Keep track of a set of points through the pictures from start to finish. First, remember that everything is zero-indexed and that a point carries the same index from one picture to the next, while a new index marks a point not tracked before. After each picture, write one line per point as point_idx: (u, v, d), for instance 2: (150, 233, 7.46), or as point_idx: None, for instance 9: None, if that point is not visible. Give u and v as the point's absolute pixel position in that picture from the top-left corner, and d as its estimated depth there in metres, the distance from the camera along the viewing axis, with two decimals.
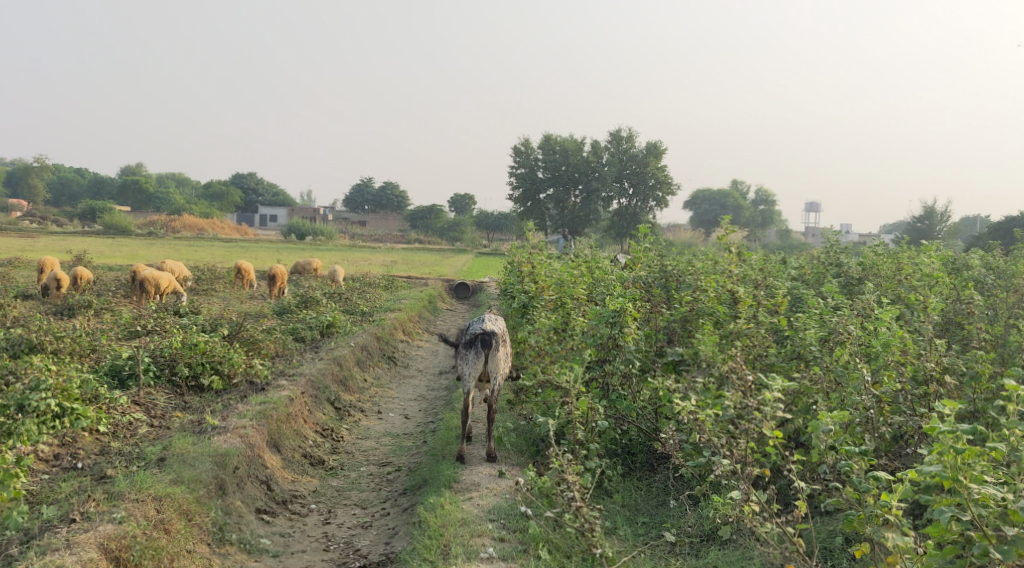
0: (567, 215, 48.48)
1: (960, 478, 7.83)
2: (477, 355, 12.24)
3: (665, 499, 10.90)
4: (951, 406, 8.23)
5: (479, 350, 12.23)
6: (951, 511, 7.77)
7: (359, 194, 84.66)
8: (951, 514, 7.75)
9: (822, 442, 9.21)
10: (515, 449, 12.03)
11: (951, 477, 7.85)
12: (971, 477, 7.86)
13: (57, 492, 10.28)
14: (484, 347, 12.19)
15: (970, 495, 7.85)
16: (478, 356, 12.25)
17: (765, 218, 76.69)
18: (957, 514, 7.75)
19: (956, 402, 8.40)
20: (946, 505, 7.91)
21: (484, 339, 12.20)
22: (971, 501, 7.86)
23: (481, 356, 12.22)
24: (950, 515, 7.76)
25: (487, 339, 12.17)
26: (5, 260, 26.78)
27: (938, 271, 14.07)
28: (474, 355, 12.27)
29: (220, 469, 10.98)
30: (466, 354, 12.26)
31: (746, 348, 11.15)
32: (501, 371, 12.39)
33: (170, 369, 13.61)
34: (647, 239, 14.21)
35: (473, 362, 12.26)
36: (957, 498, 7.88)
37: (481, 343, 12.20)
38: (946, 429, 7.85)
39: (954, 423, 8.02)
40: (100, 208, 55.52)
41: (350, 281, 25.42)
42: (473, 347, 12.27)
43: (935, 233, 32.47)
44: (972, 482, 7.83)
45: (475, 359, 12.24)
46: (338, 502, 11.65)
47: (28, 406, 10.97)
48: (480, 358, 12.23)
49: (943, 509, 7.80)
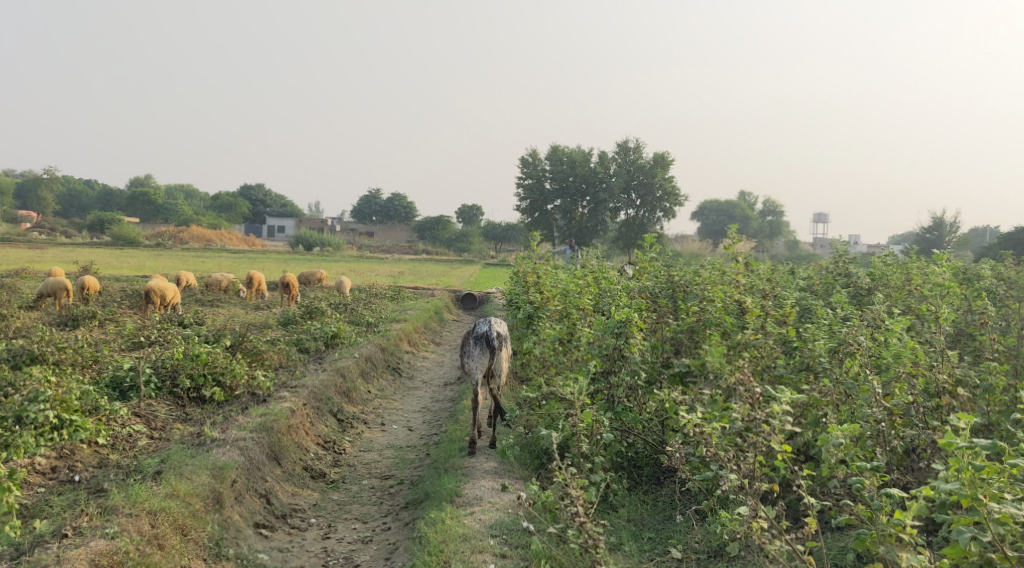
0: (575, 227, 48.20)
1: (978, 496, 7.58)
2: (483, 353, 12.97)
3: (672, 514, 10.68)
4: (966, 419, 8.02)
5: (483, 348, 12.98)
6: (971, 531, 7.54)
7: (365, 203, 85.02)
8: (971, 535, 7.52)
9: (832, 456, 9.07)
10: (518, 462, 11.79)
11: (969, 495, 7.60)
12: (990, 495, 7.61)
13: (51, 506, 10.08)
14: (489, 346, 12.95)
15: (989, 514, 7.59)
16: (483, 353, 13.00)
17: (774, 228, 76.46)
18: (977, 535, 7.52)
19: (972, 415, 8.10)
20: (965, 524, 7.64)
21: (491, 339, 12.95)
22: (990, 520, 7.60)
23: (487, 354, 12.97)
24: (969, 536, 7.50)
25: (493, 340, 12.93)
26: (13, 272, 26.63)
27: (950, 281, 13.90)
28: (480, 353, 13.01)
29: (217, 482, 10.79)
30: (470, 351, 12.98)
31: (754, 359, 11.01)
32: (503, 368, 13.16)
33: (172, 381, 13.44)
34: (654, 249, 14.04)
35: (481, 359, 12.99)
36: (976, 517, 7.63)
37: (486, 342, 12.95)
38: (964, 445, 7.61)
39: (973, 438, 7.77)
40: (109, 219, 55.54)
41: (357, 292, 25.30)
42: (479, 346, 13.00)
43: (943, 243, 32.33)
44: (991, 500, 7.58)
45: (480, 357, 12.99)
46: (338, 516, 11.45)
47: (26, 419, 10.90)
48: (486, 356, 12.98)
49: (962, 529, 7.54)
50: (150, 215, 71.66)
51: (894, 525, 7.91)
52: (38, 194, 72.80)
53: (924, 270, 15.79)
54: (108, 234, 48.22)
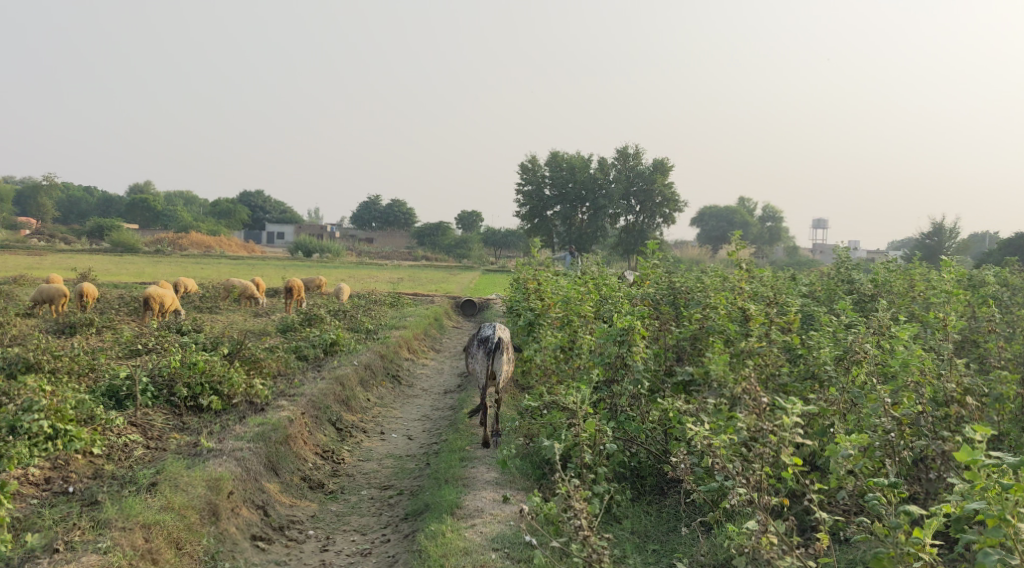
0: (574, 233, 48.03)
1: (1006, 517, 7.42)
2: (485, 357, 13.00)
3: (677, 526, 10.50)
4: (981, 431, 7.91)
5: (486, 352, 13.03)
6: (998, 552, 7.34)
7: (364, 210, 85.16)
8: (999, 557, 7.32)
9: (841, 468, 8.96)
10: (520, 472, 11.57)
11: (997, 516, 7.44)
12: (1015, 514, 7.45)
13: (43, 519, 9.88)
14: (490, 350, 12.96)
15: (1016, 534, 7.42)
16: (485, 357, 13.04)
17: (774, 234, 76.27)
18: (1005, 557, 7.32)
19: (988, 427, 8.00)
20: (992, 546, 7.46)
21: (492, 343, 12.96)
22: (1016, 540, 7.44)
23: (488, 357, 12.98)
24: (997, 558, 7.32)
25: (492, 345, 12.92)
26: (11, 279, 26.44)
27: (955, 288, 13.72)
28: (484, 357, 13.06)
29: (214, 494, 10.61)
30: (475, 354, 13.10)
31: (759, 367, 10.85)
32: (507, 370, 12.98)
33: (169, 390, 13.26)
34: (656, 255, 13.82)
35: (482, 362, 13.01)
36: (1001, 538, 7.47)
37: (488, 346, 12.97)
38: (991, 464, 7.48)
39: (995, 454, 7.62)
40: (109, 226, 55.31)
41: (357, 298, 25.14)
42: (483, 349, 13.06)
43: (944, 250, 32.18)
44: (1017, 521, 7.42)
45: (483, 359, 13.02)
46: (337, 528, 11.26)
47: (20, 429, 10.78)
48: (487, 358, 13.01)
49: (989, 550, 7.37)
50: (150, 221, 71.44)
51: (913, 544, 7.84)
52: (38, 201, 72.53)
53: (927, 277, 15.60)
54: (109, 240, 47.89)
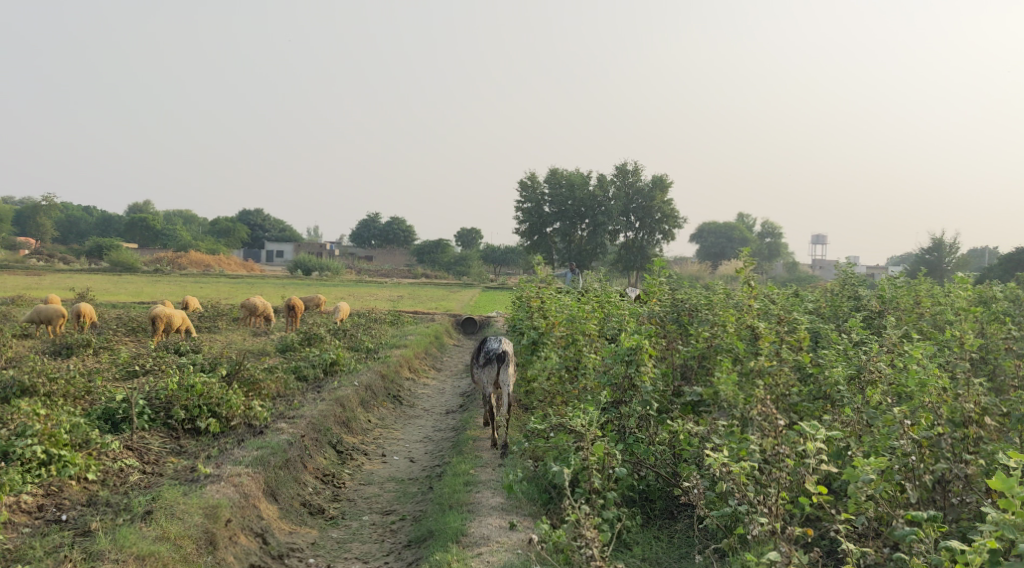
0: (573, 250, 47.81)
1: None
2: (491, 367, 13.15)
3: (688, 552, 10.19)
4: (1016, 459, 7.79)
5: (493, 362, 13.17)
6: None
7: (364, 229, 85.11)
8: None
9: (861, 493, 8.66)
10: (526, 496, 11.22)
11: None
12: None
13: (35, 549, 9.57)
14: (497, 360, 13.11)
15: None
16: (492, 367, 13.18)
17: (774, 250, 75.96)
18: None
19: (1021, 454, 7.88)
20: None
21: (499, 354, 13.11)
22: None
23: (495, 368, 13.14)
24: None
25: (499, 352, 13.09)
26: (8, 299, 26.15)
27: (965, 306, 13.44)
28: (489, 367, 13.22)
29: (211, 522, 10.29)
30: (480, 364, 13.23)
31: (769, 387, 10.48)
32: (512, 383, 13.30)
33: (166, 413, 12.96)
34: (663, 273, 13.52)
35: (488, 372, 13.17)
36: None
37: (495, 357, 13.12)
38: None
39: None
40: (108, 245, 54.95)
41: (356, 317, 24.82)
42: (489, 361, 13.21)
43: (947, 267, 31.85)
44: None
45: (489, 370, 13.18)
46: (337, 555, 10.93)
47: (13, 455, 10.50)
48: (493, 368, 13.16)
49: None
50: (148, 240, 71.14)
51: None
52: (37, 220, 72.05)
53: (936, 293, 15.28)
54: (108, 259, 47.52)
